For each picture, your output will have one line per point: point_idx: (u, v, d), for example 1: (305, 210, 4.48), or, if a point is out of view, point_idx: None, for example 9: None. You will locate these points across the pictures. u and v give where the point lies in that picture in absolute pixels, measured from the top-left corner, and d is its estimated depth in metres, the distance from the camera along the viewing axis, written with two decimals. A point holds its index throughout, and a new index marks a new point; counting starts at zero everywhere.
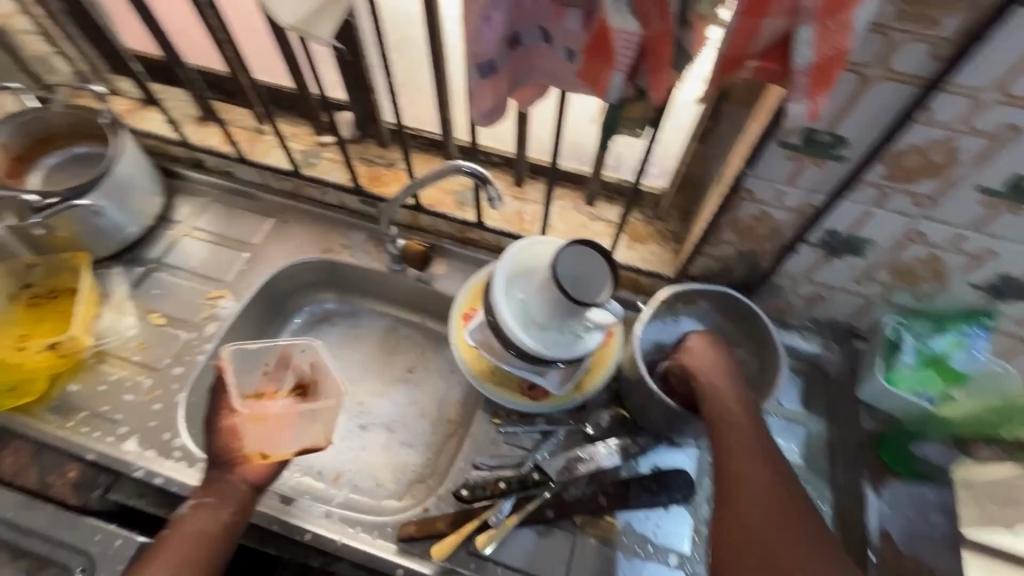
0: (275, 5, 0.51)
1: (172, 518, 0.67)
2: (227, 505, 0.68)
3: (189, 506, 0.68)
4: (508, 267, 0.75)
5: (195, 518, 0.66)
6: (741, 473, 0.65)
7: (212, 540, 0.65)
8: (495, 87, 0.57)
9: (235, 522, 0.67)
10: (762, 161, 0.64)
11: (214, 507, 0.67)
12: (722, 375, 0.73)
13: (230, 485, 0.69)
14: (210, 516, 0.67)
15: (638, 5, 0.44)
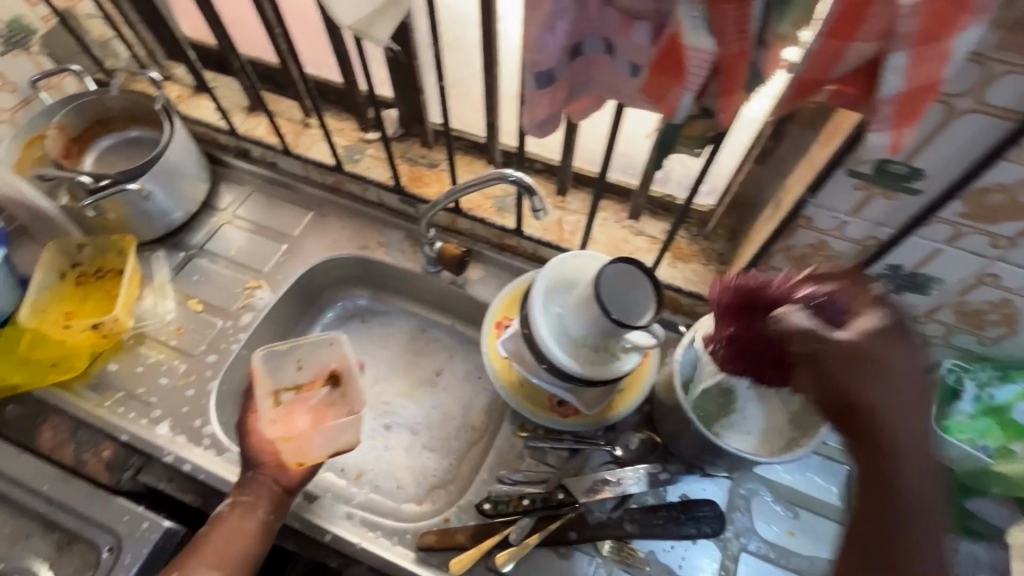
0: (336, 6, 0.51)
1: (212, 517, 0.69)
2: (262, 504, 0.69)
3: (227, 504, 0.69)
4: (546, 278, 0.73)
5: (233, 517, 0.68)
6: (905, 484, 0.47)
7: (248, 540, 0.67)
8: (552, 98, 0.55)
9: (269, 521, 0.69)
10: (827, 189, 0.60)
11: (251, 505, 0.69)
12: (899, 353, 0.49)
13: (263, 484, 0.70)
14: (247, 515, 0.68)
15: (717, 22, 0.41)
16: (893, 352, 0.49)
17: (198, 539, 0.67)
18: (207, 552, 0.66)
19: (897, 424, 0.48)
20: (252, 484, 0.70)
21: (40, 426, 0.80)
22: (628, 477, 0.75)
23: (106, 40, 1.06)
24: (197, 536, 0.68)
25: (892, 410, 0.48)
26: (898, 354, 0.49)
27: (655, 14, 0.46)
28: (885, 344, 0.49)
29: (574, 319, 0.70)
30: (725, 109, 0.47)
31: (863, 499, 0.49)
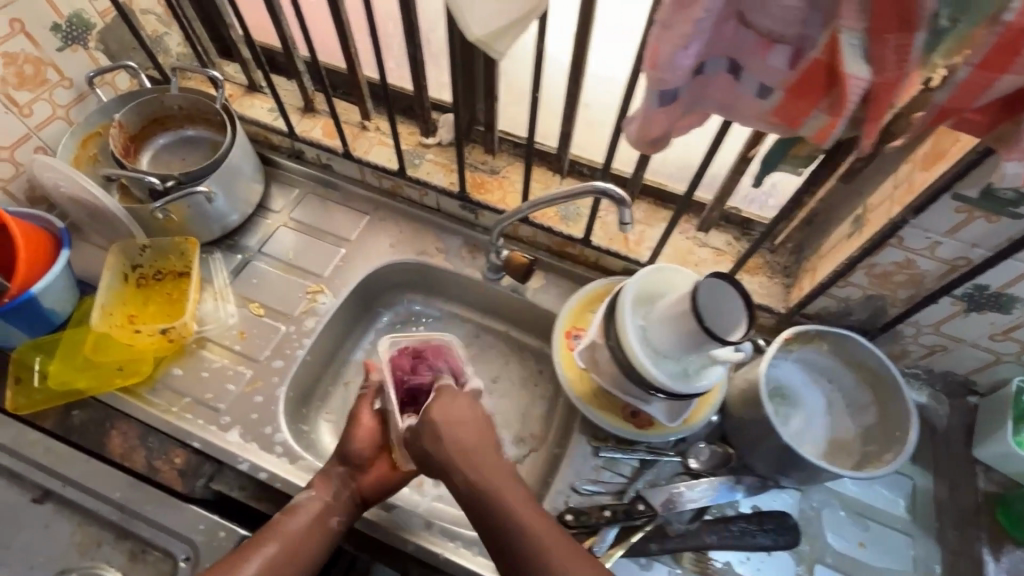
0: (468, 16, 0.50)
1: (285, 507, 0.72)
2: (336, 512, 0.72)
3: (309, 494, 0.72)
4: (635, 287, 0.73)
5: (311, 511, 0.71)
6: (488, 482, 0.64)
7: (320, 540, 0.70)
8: (670, 116, 0.55)
9: (338, 531, 0.71)
10: (927, 211, 0.61)
11: (326, 508, 0.71)
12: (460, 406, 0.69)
13: (346, 492, 0.73)
14: (321, 516, 0.71)
15: (875, 52, 0.42)
16: (459, 435, 0.67)
17: (275, 520, 0.69)
18: (284, 534, 0.68)
19: (477, 483, 0.65)
20: (337, 486, 0.73)
21: (108, 432, 0.78)
22: (703, 491, 0.75)
23: (158, 36, 1.03)
24: (273, 518, 0.70)
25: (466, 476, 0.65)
26: (460, 433, 0.67)
27: (798, 38, 0.47)
28: (443, 420, 0.68)
29: (661, 330, 0.70)
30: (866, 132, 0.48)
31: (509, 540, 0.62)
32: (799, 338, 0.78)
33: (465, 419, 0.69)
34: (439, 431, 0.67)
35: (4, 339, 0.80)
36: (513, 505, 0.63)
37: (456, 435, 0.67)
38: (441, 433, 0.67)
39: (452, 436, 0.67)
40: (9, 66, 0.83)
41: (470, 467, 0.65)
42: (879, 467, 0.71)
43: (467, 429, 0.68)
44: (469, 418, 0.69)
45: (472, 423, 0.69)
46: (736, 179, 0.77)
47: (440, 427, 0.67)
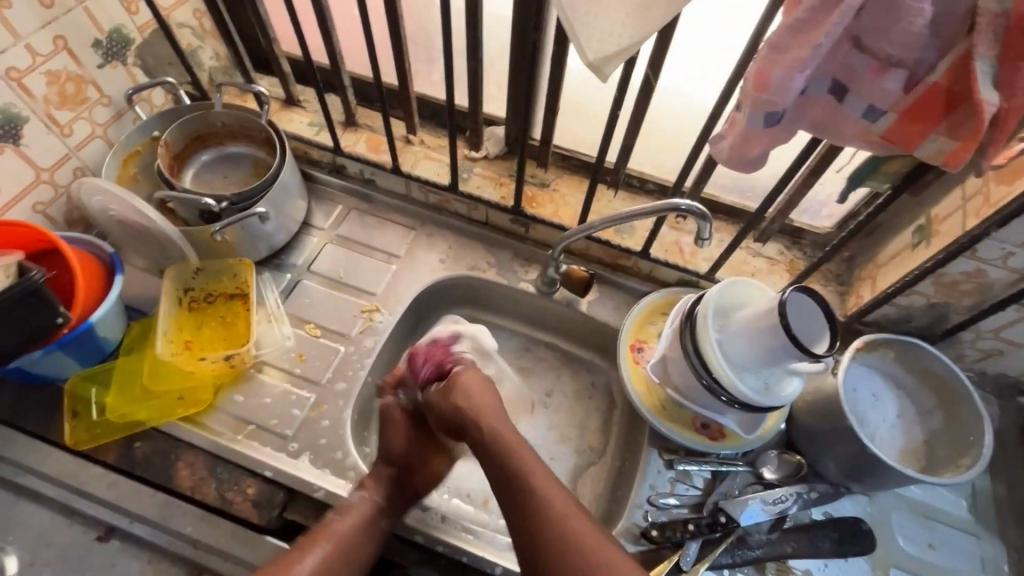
0: (585, 39, 0.50)
1: (339, 503, 0.72)
2: (386, 515, 0.72)
3: (359, 496, 0.72)
4: (713, 300, 0.74)
5: (362, 513, 0.71)
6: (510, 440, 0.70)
7: (368, 541, 0.70)
8: (770, 138, 0.55)
9: (387, 532, 0.72)
10: (1006, 225, 0.63)
11: (375, 513, 0.71)
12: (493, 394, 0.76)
13: (395, 496, 0.74)
14: (372, 519, 0.71)
15: (1004, 78, 0.44)
16: (494, 422, 0.72)
17: (328, 519, 0.70)
18: (336, 534, 0.69)
19: (513, 463, 0.67)
20: (387, 488, 0.74)
21: (175, 464, 0.75)
22: (778, 500, 0.76)
23: (193, 49, 0.98)
24: (325, 518, 0.71)
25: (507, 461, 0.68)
26: (492, 419, 0.72)
27: (914, 63, 0.47)
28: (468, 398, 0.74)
29: (741, 343, 0.71)
30: (988, 148, 0.50)
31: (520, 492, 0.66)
32: (867, 345, 0.80)
33: (489, 394, 0.76)
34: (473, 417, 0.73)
35: (58, 371, 0.77)
36: (538, 474, 0.66)
37: (490, 423, 0.72)
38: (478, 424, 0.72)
39: (489, 423, 0.72)
40: (52, 85, 0.80)
41: (509, 451, 0.69)
42: (956, 471, 0.73)
43: (499, 419, 0.72)
44: (489, 395, 0.75)
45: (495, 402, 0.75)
46: (802, 191, 0.78)
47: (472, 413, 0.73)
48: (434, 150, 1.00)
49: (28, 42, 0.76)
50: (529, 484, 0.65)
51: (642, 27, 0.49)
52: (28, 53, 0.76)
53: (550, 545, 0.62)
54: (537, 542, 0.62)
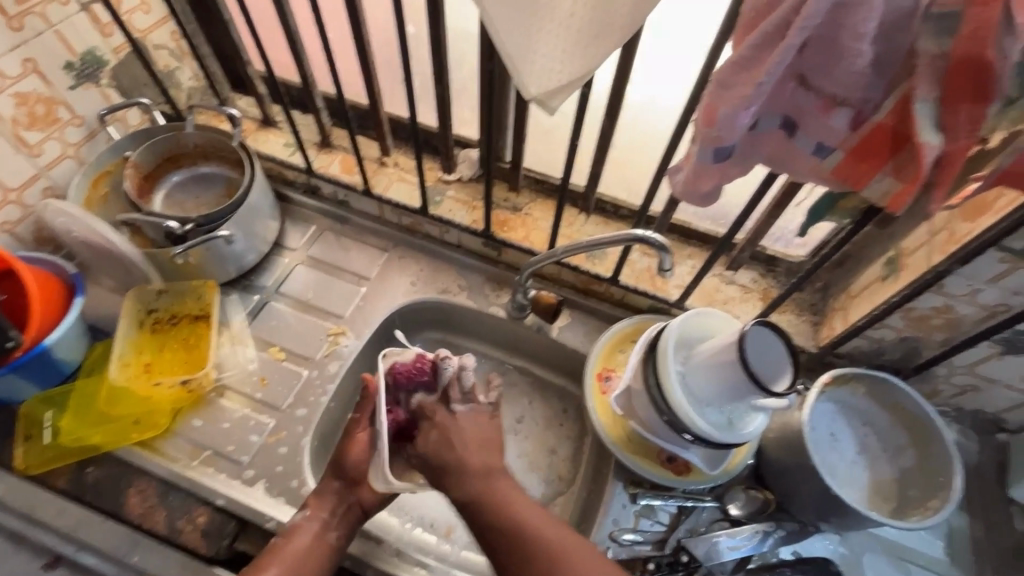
0: (526, 74, 0.49)
1: (286, 526, 0.70)
2: (334, 527, 0.70)
3: (305, 515, 0.70)
4: (676, 332, 0.73)
5: (309, 531, 0.69)
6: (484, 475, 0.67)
7: (320, 559, 0.68)
8: (722, 172, 0.54)
9: (338, 546, 0.70)
10: (970, 262, 0.62)
11: (322, 527, 0.69)
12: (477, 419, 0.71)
13: (342, 507, 0.71)
14: (320, 535, 0.69)
15: (946, 121, 0.43)
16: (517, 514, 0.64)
17: (275, 543, 0.68)
18: (284, 554, 0.67)
19: (487, 502, 0.65)
20: (332, 502, 0.71)
21: (126, 491, 0.74)
22: (745, 538, 0.75)
23: (170, 70, 0.98)
24: (271, 542, 0.69)
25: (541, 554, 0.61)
26: (510, 497, 0.65)
27: (860, 102, 0.46)
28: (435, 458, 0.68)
29: (703, 377, 0.69)
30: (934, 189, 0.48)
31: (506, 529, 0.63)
32: (836, 380, 0.78)
33: (476, 426, 0.70)
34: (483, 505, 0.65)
35: (13, 394, 0.76)
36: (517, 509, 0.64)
37: (503, 507, 0.64)
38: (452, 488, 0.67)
39: (512, 509, 0.64)
40: (20, 106, 0.81)
41: (538, 535, 0.62)
42: (926, 514, 0.71)
43: (514, 498, 0.65)
44: (481, 431, 0.70)
45: (472, 423, 0.70)
46: (770, 222, 0.76)
47: (485, 506, 0.65)
48: (407, 172, 0.99)
49: None
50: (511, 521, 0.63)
51: (583, 65, 0.47)
52: None
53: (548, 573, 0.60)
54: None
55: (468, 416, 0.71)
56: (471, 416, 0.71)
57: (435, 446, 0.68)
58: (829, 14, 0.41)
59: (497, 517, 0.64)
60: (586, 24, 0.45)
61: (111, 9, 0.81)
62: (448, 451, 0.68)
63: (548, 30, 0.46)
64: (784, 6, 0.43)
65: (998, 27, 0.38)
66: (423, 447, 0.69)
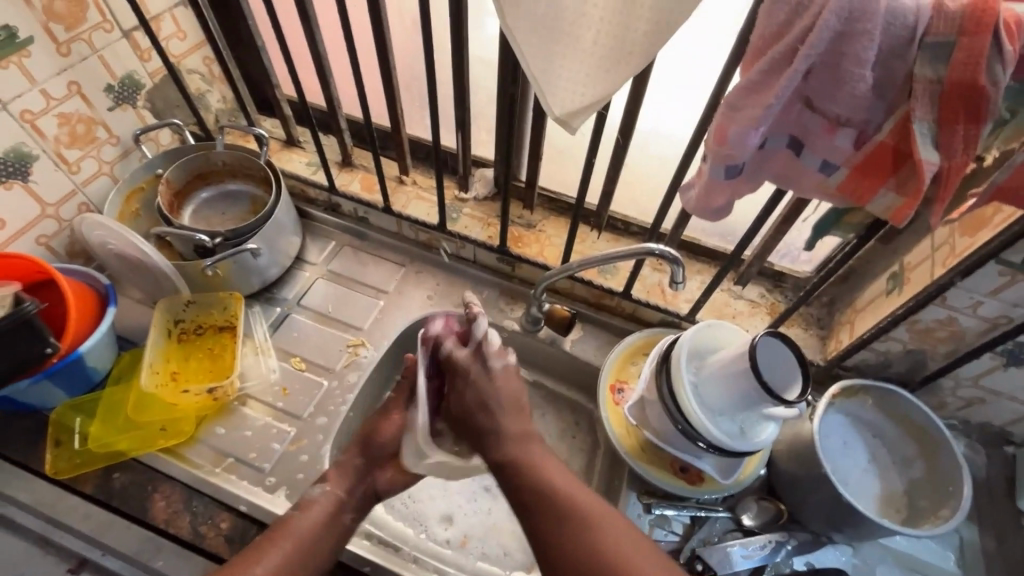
0: (550, 96, 0.53)
1: (302, 499, 0.72)
2: (349, 509, 0.73)
3: (323, 491, 0.73)
4: (688, 343, 0.75)
5: (325, 510, 0.71)
6: (528, 452, 0.67)
7: (331, 536, 0.70)
8: (733, 188, 0.57)
9: (351, 528, 0.73)
10: (971, 276, 0.65)
11: (338, 506, 0.72)
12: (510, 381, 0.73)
13: (360, 489, 0.75)
14: (334, 513, 0.72)
15: (943, 139, 0.47)
16: (568, 496, 0.61)
17: (290, 515, 0.69)
18: (300, 530, 0.68)
19: (529, 471, 0.64)
20: (350, 482, 0.75)
21: (151, 496, 0.76)
22: (757, 548, 0.75)
23: (201, 93, 1.03)
24: (285, 515, 0.70)
25: (586, 537, 0.58)
26: (563, 481, 0.63)
27: (862, 122, 0.49)
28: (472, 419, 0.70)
29: (716, 387, 0.71)
30: (934, 203, 0.51)
31: (543, 496, 0.62)
32: (845, 391, 0.80)
33: (512, 394, 0.71)
34: (524, 471, 0.65)
35: (44, 401, 0.79)
36: (556, 477, 0.63)
37: (546, 475, 0.64)
38: (494, 445, 0.68)
39: (550, 479, 0.63)
40: (62, 126, 0.85)
41: (570, 504, 0.61)
42: (937, 523, 0.72)
43: (558, 472, 0.64)
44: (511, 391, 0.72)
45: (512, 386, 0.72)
46: (777, 237, 0.79)
47: (534, 481, 0.63)
48: (425, 190, 1.03)
49: (43, 87, 0.81)
50: (549, 484, 0.63)
51: (603, 89, 0.51)
52: (42, 97, 0.81)
53: (578, 539, 0.58)
54: (566, 548, 0.58)
55: (501, 373, 0.73)
56: (504, 376, 0.73)
57: (472, 406, 0.71)
58: (832, 43, 0.45)
59: (535, 484, 0.63)
60: (607, 52, 0.49)
61: (152, 36, 0.86)
62: (490, 413, 0.69)
63: (573, 57, 0.50)
64: (791, 34, 0.46)
65: (988, 53, 0.43)
66: (462, 404, 0.72)
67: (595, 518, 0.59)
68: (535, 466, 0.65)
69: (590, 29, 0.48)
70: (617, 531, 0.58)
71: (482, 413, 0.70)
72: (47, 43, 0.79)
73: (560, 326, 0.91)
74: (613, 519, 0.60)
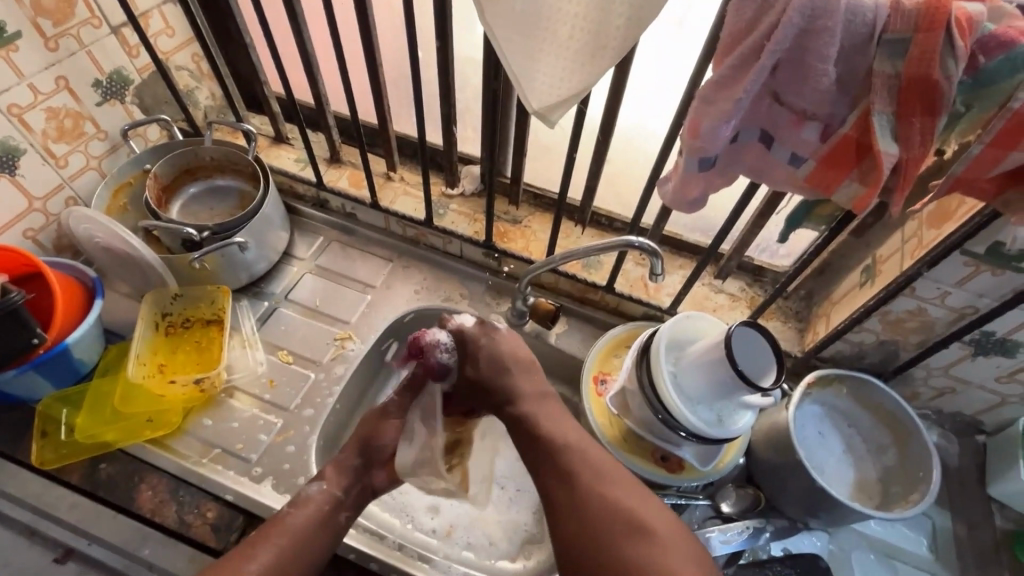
0: (529, 90, 0.54)
1: (297, 496, 0.72)
2: (345, 508, 0.74)
3: (320, 489, 0.73)
4: (667, 334, 0.77)
5: (320, 507, 0.72)
6: (544, 412, 0.71)
7: (326, 535, 0.70)
8: (707, 179, 0.59)
9: (347, 525, 0.73)
10: (939, 266, 0.67)
11: (333, 506, 0.73)
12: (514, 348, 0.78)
13: (356, 488, 0.76)
14: (330, 513, 0.72)
15: (901, 132, 0.49)
16: (580, 451, 0.66)
17: (284, 513, 0.70)
18: (294, 528, 0.68)
19: (546, 432, 0.69)
20: (347, 482, 0.75)
21: (138, 486, 0.76)
22: (736, 533, 0.78)
23: (190, 89, 1.04)
24: (280, 513, 0.70)
25: (598, 491, 0.62)
26: (579, 442, 0.67)
27: (827, 116, 0.51)
28: (496, 380, 0.75)
29: (694, 375, 0.73)
30: (894, 194, 0.54)
31: (558, 453, 0.66)
32: (820, 381, 0.82)
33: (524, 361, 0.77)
34: (541, 429, 0.69)
35: (31, 393, 0.79)
36: (570, 436, 0.68)
37: (562, 434, 0.68)
38: (515, 402, 0.73)
39: (562, 437, 0.68)
40: (50, 121, 0.86)
41: (584, 461, 0.65)
42: (908, 507, 0.74)
43: (572, 431, 0.69)
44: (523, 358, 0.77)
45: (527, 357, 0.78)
46: (754, 232, 0.81)
47: (549, 438, 0.68)
48: (412, 186, 1.04)
49: (31, 82, 0.81)
50: (562, 442, 0.67)
51: (581, 81, 0.53)
52: (30, 91, 0.82)
53: (589, 492, 0.62)
54: (578, 499, 0.62)
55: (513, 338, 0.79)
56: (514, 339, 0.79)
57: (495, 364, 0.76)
58: (797, 39, 0.46)
59: (551, 441, 0.67)
60: (582, 46, 0.50)
61: (140, 32, 0.87)
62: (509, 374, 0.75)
63: (550, 52, 0.51)
64: (758, 30, 0.48)
65: (941, 48, 0.45)
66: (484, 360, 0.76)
67: (606, 474, 0.64)
68: (551, 426, 0.69)
69: (566, 24, 0.50)
70: (628, 486, 0.63)
71: (504, 374, 0.75)
72: (35, 38, 0.80)
73: (545, 319, 0.92)
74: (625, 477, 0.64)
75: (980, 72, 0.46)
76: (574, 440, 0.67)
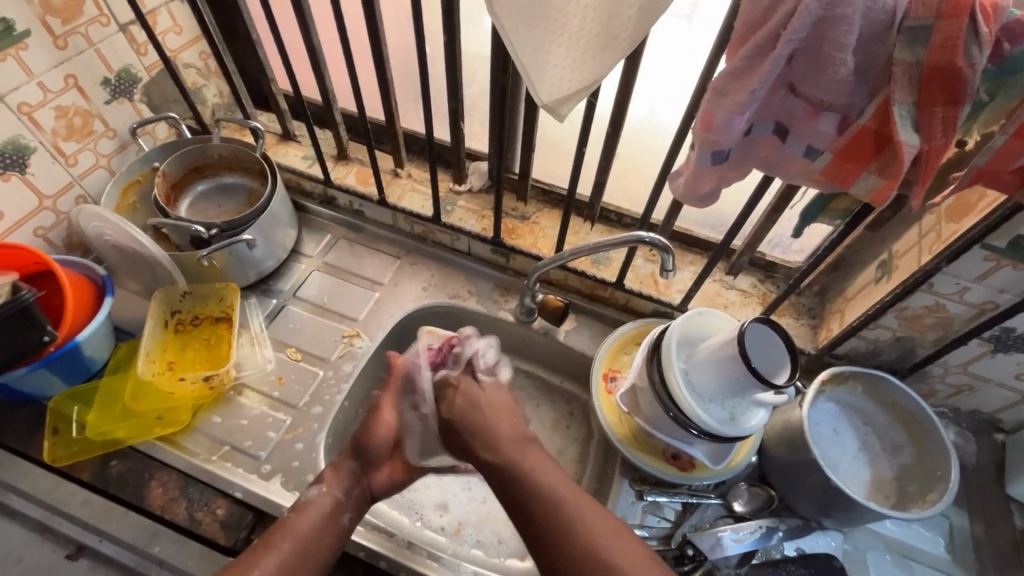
0: (538, 80, 0.53)
1: (298, 501, 0.72)
2: (346, 510, 0.73)
3: (319, 492, 0.73)
4: (678, 331, 0.76)
5: (322, 507, 0.71)
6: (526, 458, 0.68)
7: (332, 537, 0.70)
8: (719, 174, 0.58)
9: (350, 527, 0.72)
10: (959, 260, 0.65)
11: (337, 508, 0.72)
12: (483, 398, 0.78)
13: (357, 489, 0.75)
14: (332, 513, 0.71)
15: (922, 121, 0.48)
16: (565, 499, 0.63)
17: (286, 518, 0.69)
18: (296, 531, 0.68)
19: (528, 479, 0.65)
20: (346, 482, 0.74)
21: (148, 483, 0.77)
22: (748, 533, 0.76)
23: (197, 87, 1.04)
24: (283, 518, 0.70)
25: (588, 544, 0.59)
26: (565, 489, 0.64)
27: (844, 107, 0.50)
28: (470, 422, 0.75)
29: (705, 372, 0.72)
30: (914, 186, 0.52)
31: (546, 504, 0.63)
32: (834, 378, 0.80)
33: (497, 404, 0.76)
34: (522, 475, 0.66)
35: (42, 390, 0.80)
36: (554, 482, 0.64)
37: (545, 481, 0.65)
38: (491, 449, 0.71)
39: (544, 483, 0.64)
40: (60, 119, 0.86)
41: (570, 511, 0.61)
42: (925, 507, 0.73)
43: (557, 477, 0.65)
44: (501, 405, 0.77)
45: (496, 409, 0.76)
46: (767, 227, 0.79)
47: (533, 486, 0.64)
48: (419, 182, 1.03)
49: (40, 80, 0.81)
50: (546, 488, 0.64)
51: (591, 74, 0.51)
52: (40, 89, 0.82)
53: (577, 546, 0.59)
54: (568, 553, 0.59)
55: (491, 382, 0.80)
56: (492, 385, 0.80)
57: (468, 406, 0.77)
58: (814, 28, 0.45)
59: (535, 491, 0.64)
60: (593, 37, 0.49)
61: (148, 30, 0.87)
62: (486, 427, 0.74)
63: (560, 44, 0.51)
64: (774, 20, 0.46)
65: (965, 36, 0.43)
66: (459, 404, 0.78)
67: (596, 524, 0.61)
68: (531, 473, 0.66)
69: (577, 15, 0.49)
70: (619, 535, 0.60)
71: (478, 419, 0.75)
72: (44, 36, 0.80)
73: (554, 316, 0.91)
74: (616, 526, 0.61)
75: (1005, 59, 0.45)
76: (560, 488, 0.64)
